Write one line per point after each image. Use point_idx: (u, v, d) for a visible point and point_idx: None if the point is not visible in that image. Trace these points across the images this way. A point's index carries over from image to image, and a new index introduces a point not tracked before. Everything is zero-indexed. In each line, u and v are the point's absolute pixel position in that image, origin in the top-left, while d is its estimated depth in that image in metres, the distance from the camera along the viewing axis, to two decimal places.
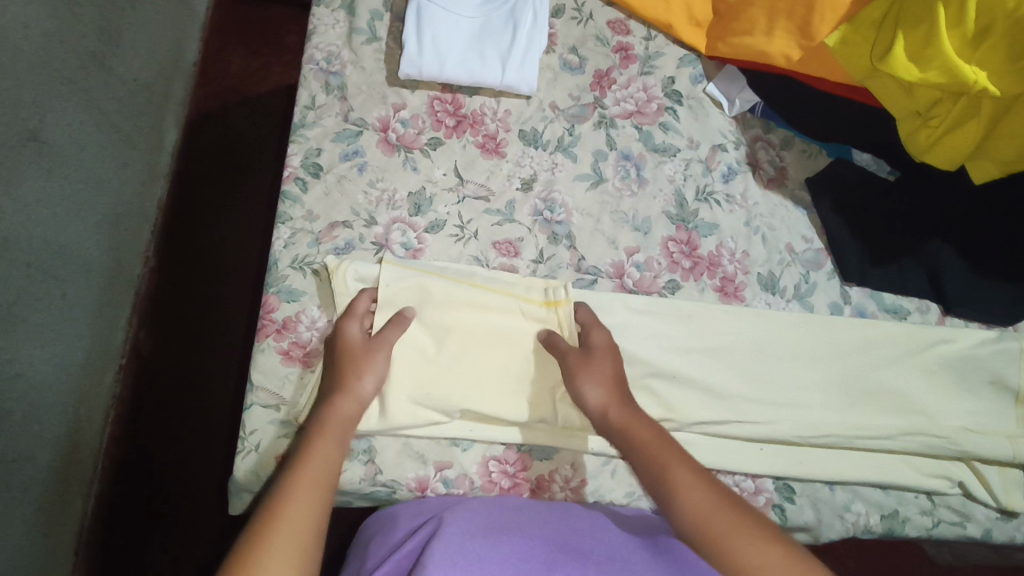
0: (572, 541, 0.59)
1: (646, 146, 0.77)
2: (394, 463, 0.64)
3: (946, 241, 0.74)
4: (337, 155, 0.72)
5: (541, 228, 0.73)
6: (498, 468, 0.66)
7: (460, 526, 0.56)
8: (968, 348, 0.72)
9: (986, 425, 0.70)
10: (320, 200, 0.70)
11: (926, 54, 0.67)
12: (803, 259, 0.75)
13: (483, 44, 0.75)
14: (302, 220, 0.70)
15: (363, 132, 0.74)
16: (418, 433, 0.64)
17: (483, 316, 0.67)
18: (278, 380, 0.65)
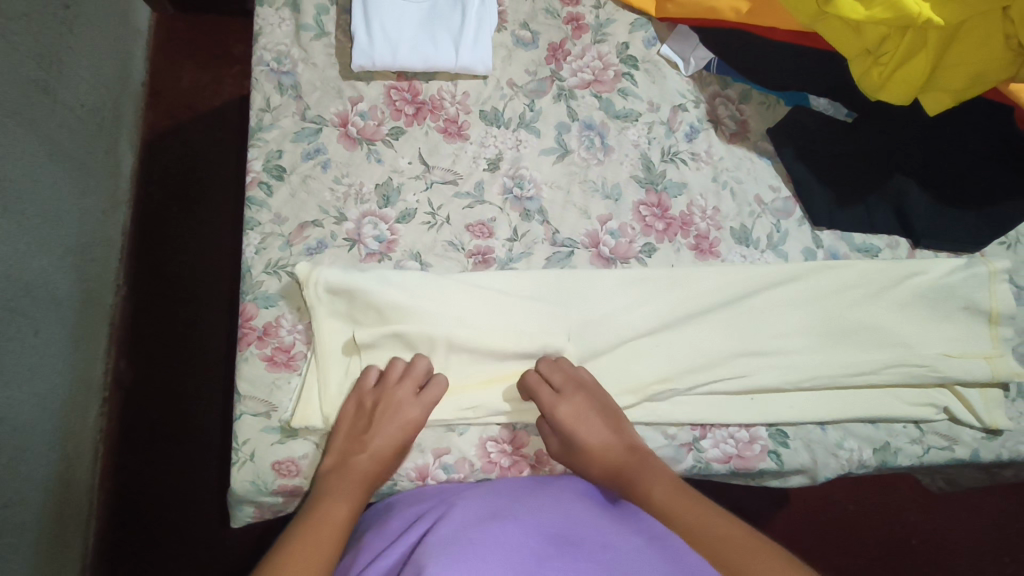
0: (565, 533, 0.59)
1: (608, 114, 0.77)
2: None
3: (908, 175, 0.75)
4: (301, 155, 0.72)
5: (511, 208, 0.73)
6: (497, 448, 0.66)
7: (458, 517, 0.56)
8: (940, 277, 0.73)
9: (964, 351, 0.72)
10: (289, 203, 0.70)
11: None
12: (773, 208, 0.76)
13: (434, 29, 0.75)
14: (272, 224, 0.70)
15: (323, 129, 0.73)
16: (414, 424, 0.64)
17: (465, 302, 0.66)
18: (264, 388, 0.65)
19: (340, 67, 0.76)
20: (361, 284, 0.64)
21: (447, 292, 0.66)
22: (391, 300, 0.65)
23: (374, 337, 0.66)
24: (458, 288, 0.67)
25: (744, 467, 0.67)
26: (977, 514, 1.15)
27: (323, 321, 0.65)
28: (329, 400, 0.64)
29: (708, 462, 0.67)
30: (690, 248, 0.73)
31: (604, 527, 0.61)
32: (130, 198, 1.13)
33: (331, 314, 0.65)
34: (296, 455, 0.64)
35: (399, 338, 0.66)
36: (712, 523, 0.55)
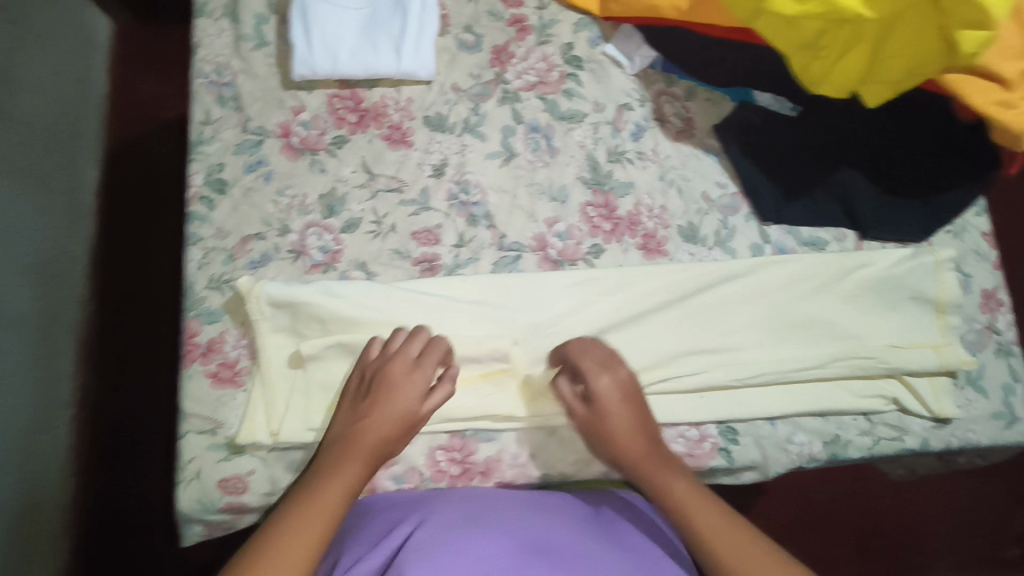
0: (540, 542, 0.59)
1: (553, 115, 0.77)
2: None
3: (855, 167, 0.75)
4: (244, 167, 0.71)
5: (457, 214, 0.72)
6: (447, 456, 0.66)
7: (429, 537, 0.57)
8: (887, 269, 0.73)
9: (912, 341, 0.72)
10: (231, 216, 0.70)
11: None
12: (720, 205, 0.76)
13: (375, 36, 0.74)
14: (216, 239, 0.69)
15: (264, 141, 0.73)
16: None
17: (408, 315, 0.67)
18: (210, 404, 0.65)
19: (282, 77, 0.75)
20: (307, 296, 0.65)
21: (393, 302, 0.68)
22: (334, 311, 0.66)
23: (315, 349, 0.65)
24: (406, 296, 0.68)
25: (695, 466, 0.68)
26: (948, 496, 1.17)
27: (269, 336, 0.65)
28: (275, 414, 0.64)
29: None
30: (639, 249, 0.74)
31: (579, 536, 0.62)
32: (92, 213, 1.12)
33: (279, 329, 0.66)
34: (243, 472, 0.64)
35: (344, 352, 0.66)
36: (715, 521, 0.59)
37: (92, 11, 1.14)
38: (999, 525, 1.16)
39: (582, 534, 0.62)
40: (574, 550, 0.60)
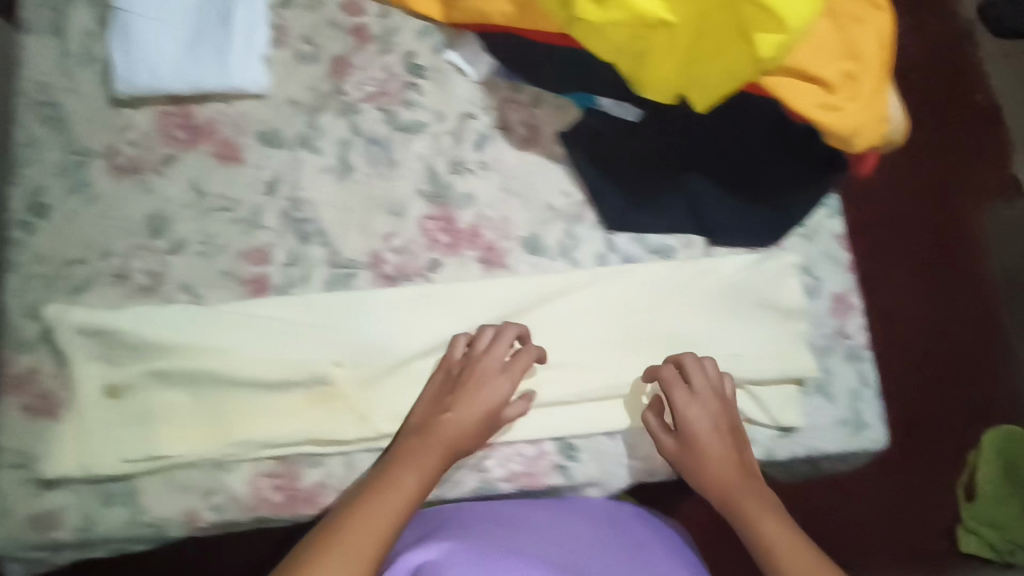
0: (567, 563, 0.73)
1: (393, 126, 0.85)
2: (161, 504, 0.75)
3: (703, 175, 0.85)
4: (58, 187, 0.79)
5: (291, 227, 0.82)
6: (276, 452, 0.77)
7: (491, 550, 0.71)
8: (731, 273, 0.85)
9: (757, 347, 0.84)
10: (62, 233, 0.78)
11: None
12: (565, 214, 0.86)
13: (197, 49, 0.81)
14: (12, 258, 0.77)
15: (47, 159, 0.79)
16: (264, 447, 0.76)
17: (277, 327, 0.79)
18: (20, 438, 0.74)
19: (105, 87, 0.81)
20: (105, 318, 0.75)
21: (212, 325, 0.78)
22: (182, 320, 0.77)
23: (88, 373, 0.75)
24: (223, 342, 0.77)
25: (534, 484, 0.80)
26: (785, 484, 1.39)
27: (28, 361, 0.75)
28: (49, 429, 0.74)
29: (493, 479, 0.80)
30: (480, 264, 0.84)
31: (597, 538, 0.78)
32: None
33: (92, 343, 0.76)
34: (53, 506, 0.74)
35: (191, 370, 0.76)
36: (807, 559, 0.73)
37: None
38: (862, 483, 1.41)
39: (600, 542, 0.78)
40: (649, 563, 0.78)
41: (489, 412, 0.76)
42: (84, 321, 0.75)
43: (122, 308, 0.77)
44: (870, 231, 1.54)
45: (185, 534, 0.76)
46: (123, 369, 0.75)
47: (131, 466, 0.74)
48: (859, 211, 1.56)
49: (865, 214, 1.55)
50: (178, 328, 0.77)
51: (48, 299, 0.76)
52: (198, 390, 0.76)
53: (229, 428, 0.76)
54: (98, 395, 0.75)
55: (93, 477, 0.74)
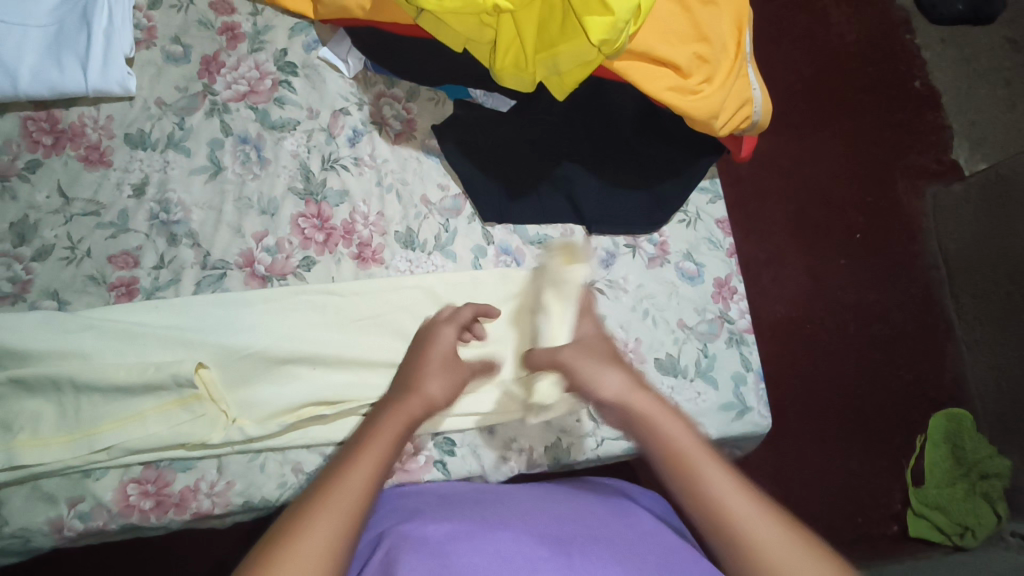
0: (651, 532, 0.58)
1: (402, 236, 0.71)
2: (22, 510, 0.62)
3: (634, 218, 0.72)
4: (70, 236, 0.68)
5: (308, 237, 0.70)
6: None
7: (463, 535, 0.52)
8: (756, 403, 0.70)
9: (739, 428, 0.69)
10: (44, 277, 0.67)
11: (560, 51, 0.60)
12: (698, 331, 0.71)
13: (60, 52, 0.70)
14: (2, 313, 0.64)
15: (19, 193, 0.69)
16: (187, 454, 0.64)
17: (331, 326, 0.68)
18: None
19: (118, 113, 0.72)
20: (61, 364, 0.62)
21: (102, 370, 0.62)
22: (224, 372, 0.65)
23: (108, 473, 0.64)
24: (273, 357, 0.66)
25: None
26: (878, 480, 1.26)
27: (22, 445, 0.61)
28: (27, 492, 0.63)
29: None
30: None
31: (589, 525, 0.56)
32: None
33: (104, 422, 0.62)
34: None
35: (244, 451, 0.65)
36: None
37: None
38: (879, 502, 1.25)
39: (583, 522, 0.57)
40: (660, 552, 0.54)
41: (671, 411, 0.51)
42: (30, 380, 0.61)
43: (142, 391, 0.62)
44: (900, 274, 1.38)
45: (55, 545, 0.64)
46: (111, 457, 0.63)
47: (131, 505, 0.64)
48: (920, 257, 1.40)
49: (897, 248, 1.40)
50: (200, 412, 0.63)
51: (30, 345, 0.62)
52: (250, 479, 0.65)
53: (166, 446, 0.63)
54: (118, 487, 0.64)
55: (97, 531, 0.64)
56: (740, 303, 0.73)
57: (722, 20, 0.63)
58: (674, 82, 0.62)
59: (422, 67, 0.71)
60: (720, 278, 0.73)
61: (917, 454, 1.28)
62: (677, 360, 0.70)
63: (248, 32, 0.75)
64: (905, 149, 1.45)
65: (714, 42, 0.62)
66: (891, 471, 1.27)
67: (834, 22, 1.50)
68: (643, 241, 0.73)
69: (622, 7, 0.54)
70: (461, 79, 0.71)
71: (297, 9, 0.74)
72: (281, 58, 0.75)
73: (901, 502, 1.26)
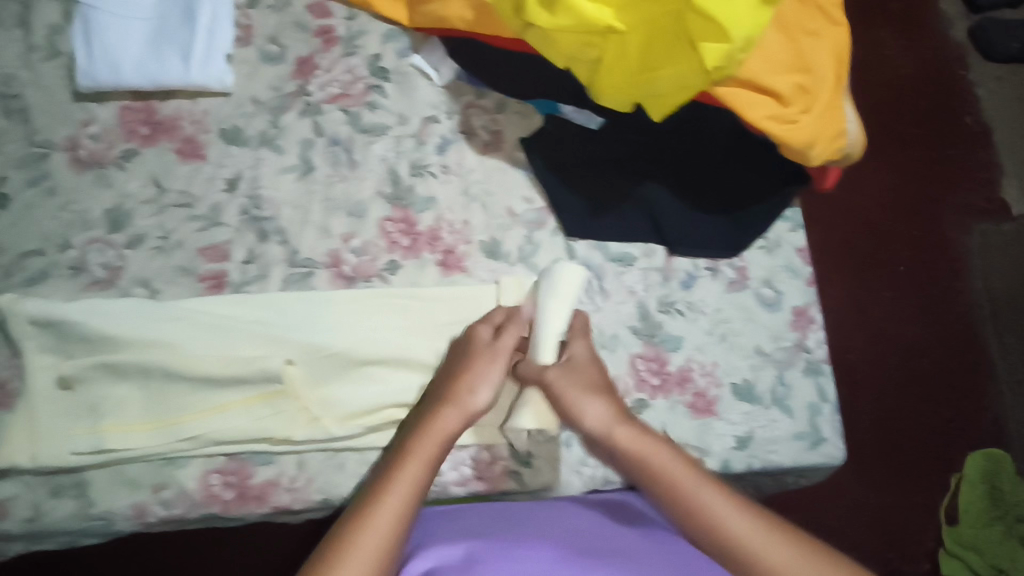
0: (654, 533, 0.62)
1: (490, 246, 0.72)
2: (106, 494, 0.64)
3: (721, 240, 0.72)
4: (163, 226, 0.70)
5: (394, 241, 0.71)
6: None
7: (488, 549, 0.57)
8: (831, 432, 0.70)
9: (814, 457, 0.69)
10: (135, 265, 0.69)
11: (666, 75, 0.60)
12: (775, 359, 0.71)
13: (162, 45, 0.71)
14: (97, 299, 0.66)
15: (114, 181, 0.70)
16: (268, 450, 0.65)
17: (416, 330, 0.69)
18: None
19: (214, 107, 0.73)
20: (150, 352, 0.64)
21: (191, 362, 0.64)
22: (309, 370, 0.66)
23: (191, 462, 0.65)
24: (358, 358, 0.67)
25: None
26: (915, 516, 1.26)
27: (109, 430, 0.63)
28: (111, 476, 0.64)
29: None
30: (644, 344, 0.71)
31: (596, 534, 0.61)
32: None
33: (188, 412, 0.64)
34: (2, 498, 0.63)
35: (324, 449, 0.66)
36: None
37: None
38: (913, 538, 1.25)
39: (602, 537, 0.60)
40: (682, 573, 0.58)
41: (731, 500, 0.56)
42: (120, 366, 0.63)
43: (229, 384, 0.64)
44: (948, 311, 1.37)
45: (137, 530, 0.65)
46: (195, 447, 0.64)
47: (213, 495, 0.64)
48: (967, 295, 1.39)
49: (943, 283, 1.39)
50: (280, 408, 0.65)
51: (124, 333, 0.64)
52: (327, 478, 0.66)
53: (249, 441, 0.64)
54: (200, 477, 0.64)
55: (176, 519, 0.64)
56: (817, 332, 0.72)
57: (822, 49, 0.64)
58: (774, 111, 0.62)
59: (517, 81, 0.73)
60: (798, 306, 0.73)
61: (953, 492, 1.25)
62: (753, 385, 0.70)
63: (343, 35, 0.76)
64: (955, 184, 1.44)
65: (815, 72, 0.62)
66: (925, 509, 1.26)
67: (893, 53, 1.50)
68: (722, 265, 0.73)
69: (738, 34, 0.55)
70: (555, 93, 0.71)
71: (392, 15, 0.74)
72: (374, 63, 0.75)
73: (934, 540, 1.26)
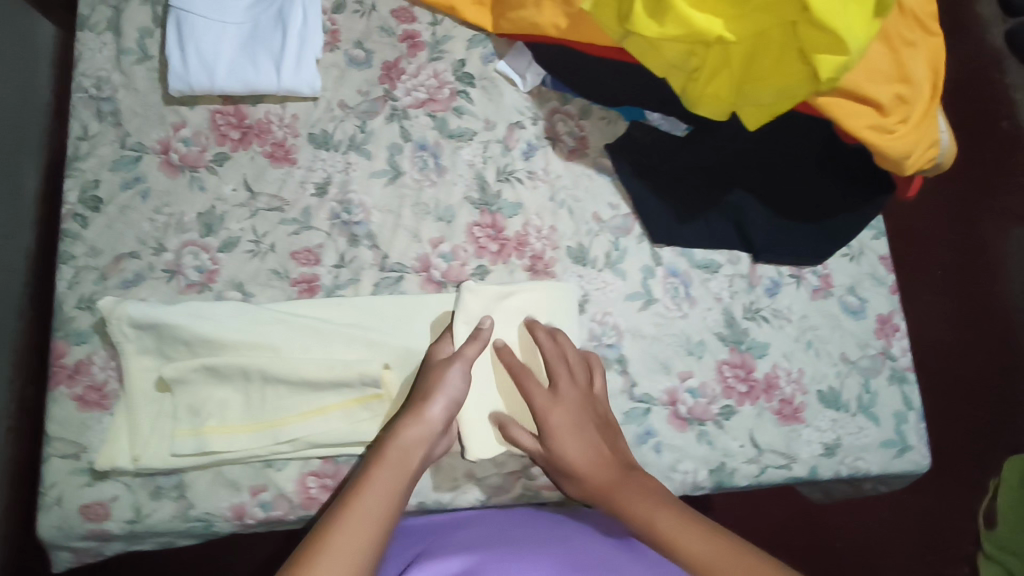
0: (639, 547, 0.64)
1: (577, 253, 0.72)
2: (207, 495, 0.64)
3: (806, 247, 0.73)
4: (255, 230, 0.70)
5: (482, 246, 0.72)
6: (500, 502, 0.67)
7: (485, 559, 0.57)
8: (915, 440, 0.71)
9: (899, 464, 0.70)
10: (229, 268, 0.69)
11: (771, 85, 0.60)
12: (860, 366, 0.72)
13: (255, 50, 0.71)
14: (195, 302, 0.66)
15: (207, 184, 0.71)
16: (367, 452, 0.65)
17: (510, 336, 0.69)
18: (73, 429, 0.65)
19: (303, 112, 0.74)
20: (250, 355, 0.64)
21: (292, 365, 0.64)
22: (406, 373, 0.67)
23: (290, 464, 0.66)
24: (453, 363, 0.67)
25: None
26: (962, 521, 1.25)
27: (211, 432, 0.63)
28: (211, 477, 0.65)
29: None
30: (730, 351, 0.71)
31: (587, 546, 0.61)
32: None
33: (288, 414, 0.64)
34: (105, 498, 0.64)
35: None
36: None
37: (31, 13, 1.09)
38: (949, 543, 1.24)
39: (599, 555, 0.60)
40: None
41: (686, 514, 0.56)
42: (222, 369, 0.64)
43: (329, 387, 0.65)
44: (991, 315, 1.37)
45: (235, 531, 0.65)
46: (295, 449, 0.64)
47: (311, 498, 0.65)
48: (1011, 300, 1.39)
49: (982, 287, 1.39)
50: (379, 411, 0.66)
51: (225, 336, 0.64)
52: (422, 482, 0.65)
53: (349, 442, 0.65)
54: (298, 479, 0.66)
55: (275, 520, 0.65)
56: (902, 340, 0.73)
57: (919, 61, 0.64)
58: (875, 121, 0.62)
59: (606, 86, 0.72)
60: (882, 314, 0.74)
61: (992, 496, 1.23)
62: (839, 393, 0.71)
63: (428, 41, 0.77)
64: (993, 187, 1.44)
65: (914, 83, 0.63)
66: (963, 515, 1.25)
67: None
68: (807, 272, 0.74)
69: (856, 47, 0.55)
70: (643, 101, 0.72)
71: (478, 21, 0.75)
72: (460, 69, 0.76)
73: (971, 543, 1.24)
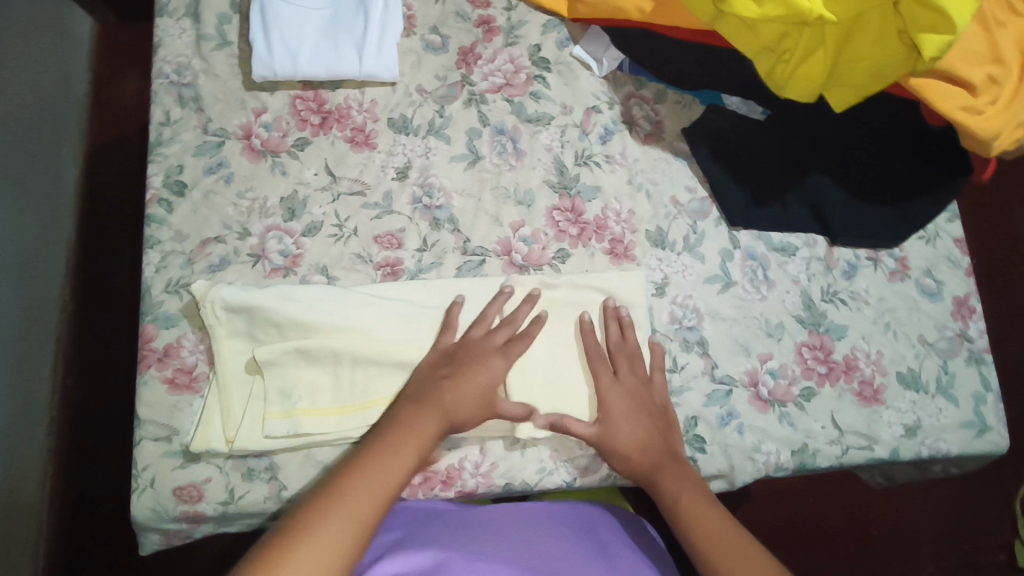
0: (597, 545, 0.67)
1: (657, 237, 0.73)
2: (298, 477, 0.65)
3: (881, 229, 0.74)
4: (338, 214, 0.71)
5: (563, 229, 0.72)
6: (587, 482, 0.68)
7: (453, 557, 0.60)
8: (995, 419, 0.71)
9: (981, 444, 0.70)
10: (313, 252, 0.69)
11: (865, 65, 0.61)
12: (938, 348, 0.72)
13: (337, 34, 0.72)
14: (284, 285, 0.67)
15: (289, 169, 0.71)
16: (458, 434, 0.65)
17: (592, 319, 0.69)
18: (165, 411, 0.64)
19: (382, 98, 0.74)
20: (340, 337, 0.65)
21: (383, 346, 0.65)
22: None
23: None
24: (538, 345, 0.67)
25: None
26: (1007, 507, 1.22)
27: (304, 414, 0.63)
28: (302, 459, 0.65)
29: None
30: (808, 333, 0.71)
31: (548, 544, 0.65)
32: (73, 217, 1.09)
33: (378, 396, 0.65)
34: (198, 480, 0.63)
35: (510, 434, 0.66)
36: None
37: (70, 13, 1.13)
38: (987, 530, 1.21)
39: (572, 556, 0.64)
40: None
41: (713, 504, 0.62)
42: (313, 352, 0.64)
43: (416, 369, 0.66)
44: None
45: None
46: None
47: None
48: None
49: None
50: None
51: (317, 318, 0.65)
52: (512, 463, 0.66)
53: None
54: None
55: None
56: (978, 322, 0.74)
57: (1010, 40, 0.64)
58: (966, 103, 0.63)
59: (685, 70, 0.74)
60: (959, 296, 0.75)
61: None
62: (918, 373, 0.71)
63: (503, 26, 0.77)
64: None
65: (1006, 63, 0.63)
66: (1002, 500, 1.22)
67: None
68: (882, 255, 0.75)
69: (962, 27, 0.55)
70: (722, 84, 0.74)
71: (554, 7, 0.76)
72: (535, 53, 0.77)
73: (1009, 530, 1.21)
